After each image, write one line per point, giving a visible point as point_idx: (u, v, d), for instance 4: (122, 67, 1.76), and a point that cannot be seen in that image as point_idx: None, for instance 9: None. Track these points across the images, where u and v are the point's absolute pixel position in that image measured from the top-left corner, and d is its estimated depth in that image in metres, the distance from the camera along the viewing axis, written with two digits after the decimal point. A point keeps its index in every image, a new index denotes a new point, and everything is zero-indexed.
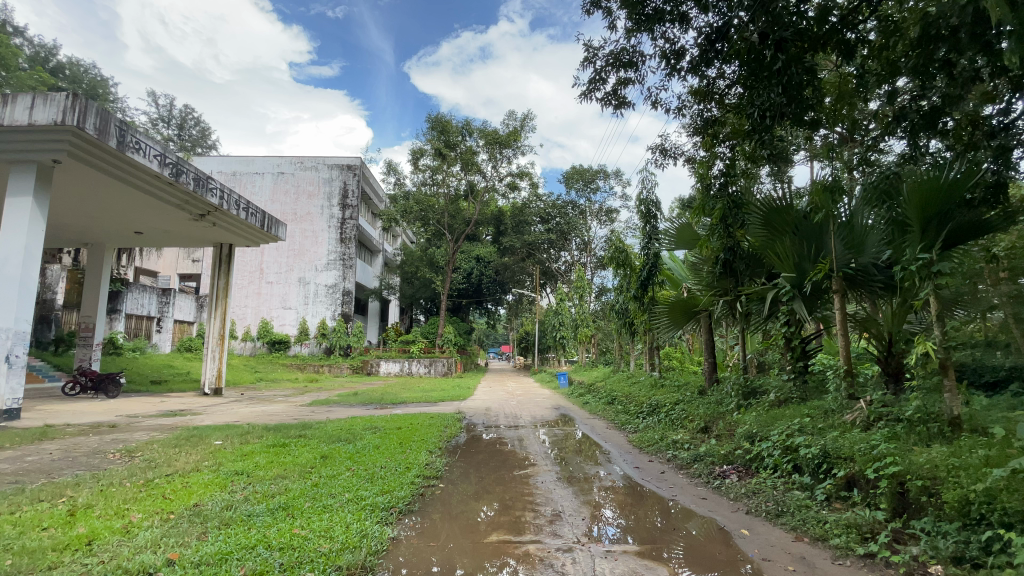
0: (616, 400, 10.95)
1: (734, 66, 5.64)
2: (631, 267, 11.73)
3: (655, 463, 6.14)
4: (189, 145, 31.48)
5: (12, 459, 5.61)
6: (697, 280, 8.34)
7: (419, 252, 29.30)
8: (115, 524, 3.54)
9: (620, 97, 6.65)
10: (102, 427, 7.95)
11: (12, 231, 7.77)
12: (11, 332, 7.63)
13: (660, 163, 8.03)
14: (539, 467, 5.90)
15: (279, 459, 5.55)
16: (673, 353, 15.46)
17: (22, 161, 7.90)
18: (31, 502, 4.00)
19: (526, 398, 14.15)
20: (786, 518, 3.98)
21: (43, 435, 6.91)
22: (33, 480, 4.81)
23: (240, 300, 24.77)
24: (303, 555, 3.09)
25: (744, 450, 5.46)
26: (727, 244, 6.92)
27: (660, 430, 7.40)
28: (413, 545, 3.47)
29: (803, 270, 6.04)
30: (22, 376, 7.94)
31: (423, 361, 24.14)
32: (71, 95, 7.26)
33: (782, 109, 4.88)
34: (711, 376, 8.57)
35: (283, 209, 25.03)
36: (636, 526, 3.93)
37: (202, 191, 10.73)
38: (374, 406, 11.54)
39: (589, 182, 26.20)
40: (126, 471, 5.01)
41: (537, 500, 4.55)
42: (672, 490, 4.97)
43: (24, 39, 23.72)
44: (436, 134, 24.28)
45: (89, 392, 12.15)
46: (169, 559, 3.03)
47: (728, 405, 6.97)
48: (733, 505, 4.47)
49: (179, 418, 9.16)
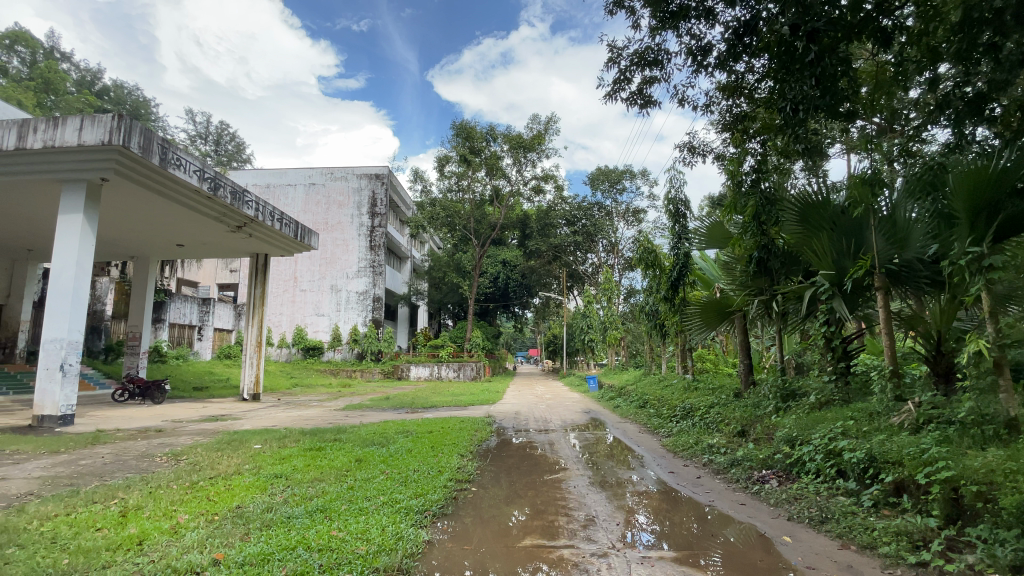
0: (647, 404, 10.80)
1: (764, 59, 5.54)
2: (660, 267, 11.53)
3: (691, 467, 6.01)
4: (225, 159, 32.77)
5: (67, 463, 5.92)
6: (729, 280, 8.03)
7: (446, 257, 29.69)
8: (163, 525, 3.69)
9: (646, 97, 6.58)
10: (150, 431, 8.29)
11: (65, 247, 8.25)
12: (65, 342, 8.08)
13: (689, 162, 7.90)
14: (570, 471, 5.84)
15: (315, 463, 5.68)
16: (707, 354, 15.15)
17: (73, 179, 8.38)
18: (86, 503, 4.23)
19: (557, 402, 14.07)
20: (830, 526, 3.83)
21: (95, 439, 7.28)
22: (88, 483, 5.05)
23: (276, 308, 25.49)
24: (342, 556, 3.15)
25: (784, 454, 5.28)
26: (761, 242, 6.70)
27: (694, 434, 7.24)
28: (448, 548, 3.49)
29: (842, 267, 5.76)
30: (75, 384, 8.39)
31: (452, 365, 24.44)
32: (116, 116, 7.65)
33: (816, 102, 4.78)
34: (747, 378, 8.35)
35: (315, 219, 25.73)
36: (672, 532, 3.85)
37: (238, 204, 11.11)
38: (404, 411, 11.68)
39: (614, 183, 25.93)
40: (173, 474, 5.23)
41: (571, 505, 4.50)
42: (709, 495, 4.86)
43: (71, 65, 25.20)
44: (460, 141, 24.53)
45: (137, 399, 12.73)
46: (215, 559, 3.13)
47: (765, 409, 6.77)
48: (773, 511, 4.33)
49: (222, 422, 9.52)
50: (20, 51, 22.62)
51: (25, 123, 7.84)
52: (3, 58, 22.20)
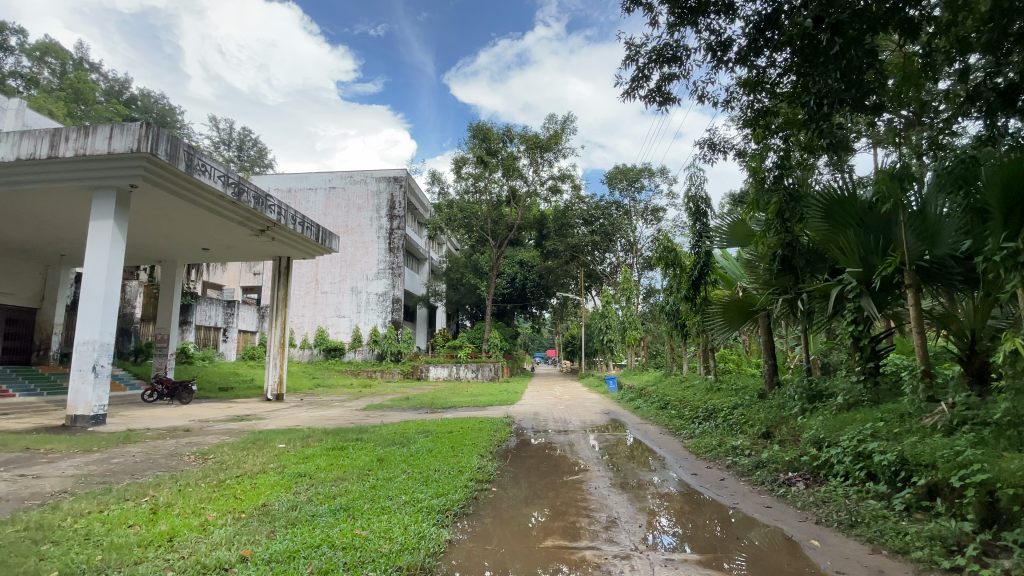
0: (669, 404, 10.68)
1: (786, 53, 5.48)
2: (681, 266, 11.40)
3: (714, 469, 5.91)
4: (248, 164, 33.49)
5: (100, 461, 6.12)
6: (753, 278, 7.85)
7: (463, 259, 29.87)
8: (192, 522, 3.78)
9: (665, 94, 6.51)
10: (178, 431, 8.51)
11: (97, 252, 8.54)
12: (97, 344, 8.35)
13: (710, 159, 7.79)
14: (591, 472, 5.81)
15: (338, 462, 5.77)
16: (729, 354, 14.91)
17: (104, 186, 8.66)
18: (118, 501, 4.36)
19: (576, 403, 14.02)
20: (860, 529, 3.73)
21: (126, 439, 7.50)
22: (120, 481, 5.21)
23: (298, 310, 25.92)
24: (366, 555, 3.19)
25: (811, 456, 5.16)
26: (785, 240, 6.51)
27: (718, 436, 7.13)
28: (469, 549, 3.50)
29: (870, 264, 5.62)
30: (106, 385, 8.67)
31: (470, 366, 24.57)
32: (144, 124, 7.89)
33: (841, 96, 4.69)
34: (771, 379, 8.20)
35: (335, 222, 26.11)
36: (694, 535, 3.79)
37: (261, 208, 11.35)
38: (424, 411, 11.78)
39: (633, 181, 25.70)
40: (201, 472, 5.35)
41: (591, 507, 4.47)
42: (733, 497, 4.78)
43: (100, 75, 26.05)
44: (477, 143, 24.59)
45: (166, 399, 13.09)
46: (242, 555, 3.19)
47: (790, 410, 6.64)
48: (800, 514, 4.23)
49: (247, 422, 9.72)
50: (51, 63, 23.43)
51: (57, 133, 8.11)
52: (35, 70, 23.03)
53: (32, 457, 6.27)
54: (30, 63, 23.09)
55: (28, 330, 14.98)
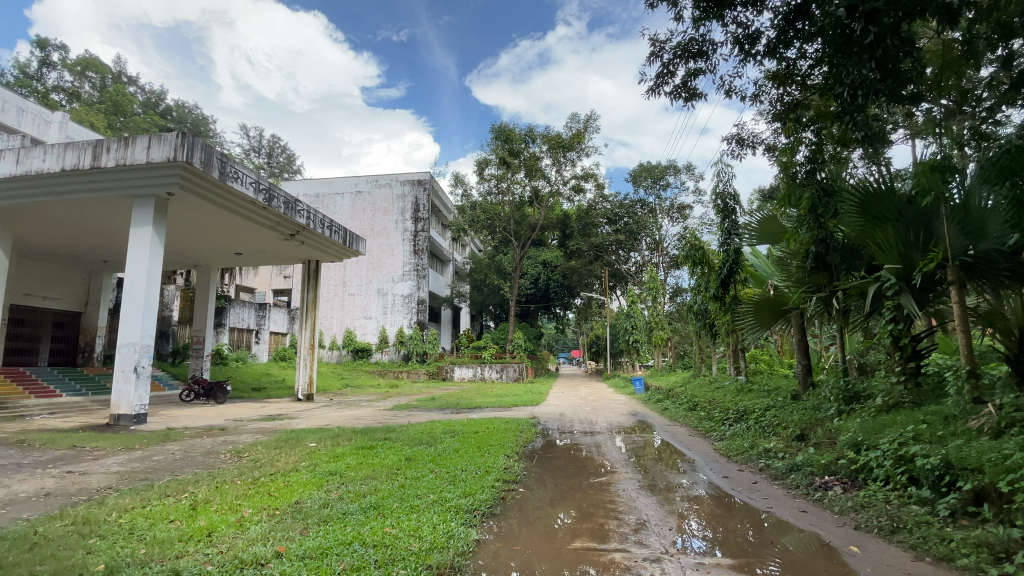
0: (697, 406, 10.50)
1: (817, 44, 5.36)
2: (709, 265, 11.20)
3: (746, 472, 5.78)
4: (277, 170, 34.43)
5: (143, 458, 6.39)
6: (784, 277, 7.62)
7: (486, 260, 30.01)
8: (229, 519, 3.91)
9: (690, 89, 6.41)
10: (214, 430, 8.80)
11: (137, 258, 8.91)
12: (139, 346, 8.71)
13: (738, 154, 7.62)
14: (618, 474, 5.75)
15: (367, 461, 5.89)
16: (760, 355, 14.56)
17: (142, 195, 9.03)
18: (160, 496, 4.53)
19: (602, 404, 13.90)
20: (902, 536, 3.59)
21: (166, 437, 7.80)
22: (161, 477, 5.43)
23: (327, 312, 26.49)
24: (396, 553, 3.23)
25: (849, 460, 4.99)
26: (818, 236, 6.11)
27: (749, 438, 6.97)
28: (497, 548, 3.52)
29: (910, 260, 5.41)
30: (147, 385, 9.03)
31: (495, 366, 24.64)
32: (180, 134, 8.22)
33: (877, 86, 4.56)
34: (805, 380, 7.96)
35: (361, 225, 26.59)
36: (726, 539, 3.71)
37: (291, 213, 11.65)
38: (450, 411, 11.88)
39: (658, 179, 25.34)
40: (237, 470, 5.52)
41: (620, 509, 4.44)
42: (766, 501, 4.66)
43: (138, 88, 27.18)
44: (499, 143, 24.66)
45: (202, 399, 13.56)
46: (278, 551, 3.28)
47: (827, 411, 6.43)
48: (838, 519, 4.10)
49: (280, 421, 9.98)
50: (91, 77, 24.58)
51: (98, 144, 8.49)
52: (76, 84, 24.22)
53: (79, 454, 6.58)
54: (73, 78, 24.27)
55: (74, 333, 15.77)
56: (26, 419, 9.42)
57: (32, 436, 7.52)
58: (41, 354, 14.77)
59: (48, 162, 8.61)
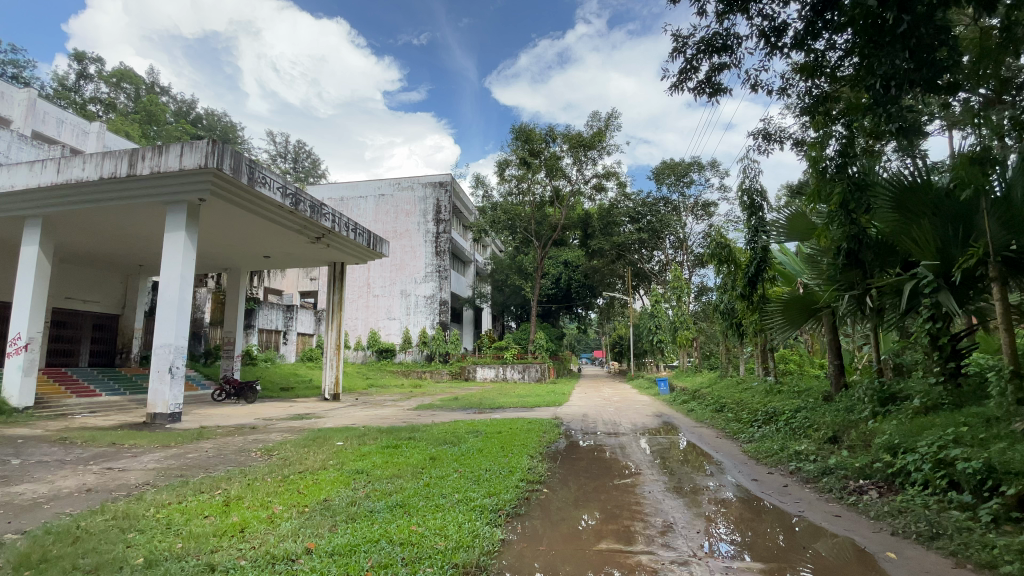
0: (725, 407, 10.30)
1: (847, 35, 5.24)
2: (735, 263, 10.98)
3: (776, 475, 5.64)
4: (303, 175, 35.18)
5: (178, 456, 6.61)
6: (815, 274, 7.41)
7: (508, 260, 30.07)
8: (261, 515, 4.01)
9: (715, 85, 6.30)
10: (245, 428, 9.04)
11: (171, 262, 9.23)
12: (173, 347, 9.01)
13: (765, 149, 7.46)
14: (643, 476, 5.69)
15: (393, 460, 5.95)
16: (790, 355, 14.18)
17: (175, 201, 9.34)
18: (195, 493, 4.69)
19: (625, 405, 13.72)
20: (941, 542, 3.45)
21: (200, 435, 8.04)
22: (196, 474, 5.61)
23: (352, 313, 26.95)
24: (423, 551, 3.27)
25: (885, 463, 4.82)
26: (851, 233, 5.94)
27: (779, 440, 6.80)
28: (521, 549, 3.52)
29: (950, 256, 5.23)
30: (181, 385, 9.34)
31: (517, 366, 24.62)
32: (210, 141, 8.47)
33: (910, 77, 4.50)
34: (838, 381, 7.73)
35: (384, 227, 26.96)
36: (755, 544, 3.62)
37: (317, 216, 11.90)
38: (473, 411, 11.92)
39: (681, 176, 24.95)
40: (267, 468, 5.66)
41: (646, 510, 4.38)
42: (798, 505, 4.54)
43: (170, 98, 28.13)
44: (520, 144, 24.67)
45: (233, 398, 13.96)
46: (308, 548, 3.36)
47: (861, 414, 6.22)
48: (874, 525, 3.96)
49: (307, 420, 10.18)
50: (126, 88, 25.58)
51: (134, 153, 8.82)
52: (113, 95, 25.26)
53: (118, 451, 6.85)
54: (109, 90, 25.29)
55: (112, 335, 16.42)
56: (69, 418, 9.85)
57: (75, 434, 7.86)
58: (82, 355, 15.44)
59: (87, 171, 8.99)
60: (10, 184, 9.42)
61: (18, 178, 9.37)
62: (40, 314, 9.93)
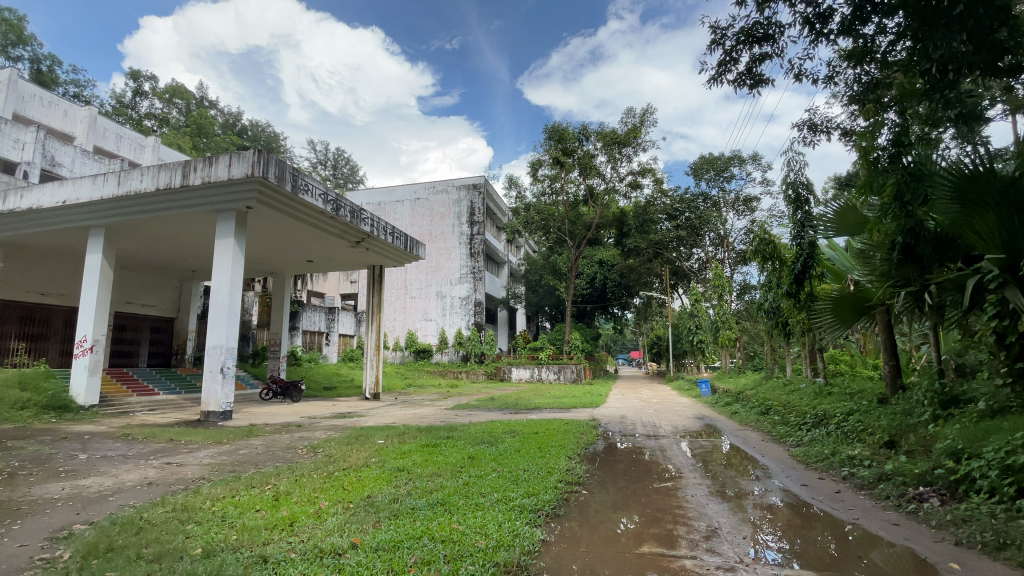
0: (770, 410, 9.95)
1: (899, 17, 5.06)
2: (781, 260, 10.58)
3: (827, 481, 5.40)
4: (342, 181, 36.28)
5: (231, 452, 6.94)
6: (867, 270, 7.02)
7: (542, 260, 30.06)
8: (308, 510, 4.16)
9: (756, 76, 6.10)
10: (292, 427, 9.38)
11: (221, 267, 9.71)
12: (224, 348, 9.46)
13: (811, 141, 7.17)
14: (685, 479, 5.54)
15: (433, 458, 6.03)
16: (841, 356, 13.56)
17: (225, 209, 9.83)
18: (247, 487, 4.91)
19: (665, 407, 13.44)
20: (1010, 553, 3.22)
21: (249, 433, 8.41)
22: (247, 470, 5.88)
23: (390, 315, 27.54)
24: (464, 549, 3.31)
25: (947, 470, 4.53)
26: (907, 225, 5.50)
27: (831, 444, 6.50)
28: (561, 550, 3.52)
29: (1016, 248, 4.84)
30: (232, 384, 9.79)
31: (552, 367, 24.57)
32: (256, 151, 8.86)
33: (969, 59, 4.37)
34: (893, 382, 7.36)
35: (421, 230, 27.44)
36: (805, 552, 3.49)
37: (357, 221, 12.25)
38: (510, 412, 11.95)
39: (721, 171, 24.26)
40: (314, 464, 5.87)
41: (689, 515, 4.28)
42: (852, 512, 4.33)
43: (218, 111, 29.59)
44: (553, 143, 24.57)
45: (279, 398, 14.54)
46: (353, 542, 3.46)
47: (920, 417, 5.89)
48: (935, 534, 3.73)
49: (349, 419, 10.45)
50: (177, 103, 27.06)
51: (187, 164, 9.32)
52: (166, 110, 26.78)
53: (176, 447, 7.25)
54: (162, 105, 26.84)
55: (168, 337, 17.40)
56: (131, 416, 10.49)
57: (137, 430, 8.38)
58: (141, 355, 16.44)
59: (144, 182, 9.56)
60: (76, 197, 10.12)
61: (83, 191, 10.06)
62: (104, 318, 10.61)
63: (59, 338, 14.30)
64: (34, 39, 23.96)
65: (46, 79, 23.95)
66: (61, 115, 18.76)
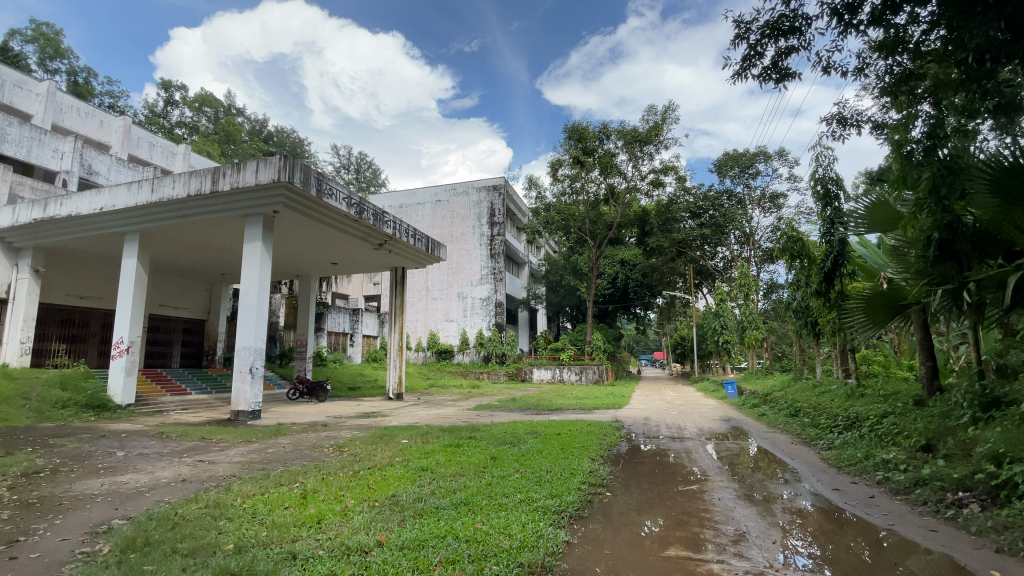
0: (799, 412, 9.71)
1: (933, 6, 4.90)
2: (809, 257, 10.33)
3: (860, 485, 5.24)
4: (365, 185, 36.82)
5: (260, 450, 7.13)
6: (901, 268, 6.79)
7: (562, 260, 29.96)
8: (335, 508, 4.24)
9: (782, 70, 5.97)
10: (318, 426, 9.58)
11: (250, 270, 9.98)
12: (253, 349, 9.72)
13: (840, 135, 6.97)
14: (710, 482, 5.45)
15: (456, 458, 6.08)
16: (873, 356, 13.14)
17: (253, 214, 10.09)
18: (276, 485, 5.03)
19: (690, 409, 13.23)
20: None
21: (277, 432, 8.62)
22: (276, 468, 6.03)
23: (412, 316, 27.82)
24: (488, 549, 3.33)
25: (988, 474, 4.35)
26: (943, 221, 5.23)
27: (864, 448, 6.30)
28: (585, 551, 3.51)
29: None
30: (260, 384, 10.06)
31: (574, 368, 24.47)
32: (283, 157, 9.07)
33: (1008, 47, 4.23)
34: (930, 384, 7.11)
35: (442, 232, 27.67)
36: (837, 558, 3.39)
37: (380, 223, 12.44)
38: (531, 413, 11.93)
39: (746, 167, 23.77)
40: (339, 463, 5.97)
41: (716, 518, 4.21)
42: (887, 517, 4.19)
43: (245, 118, 30.37)
44: (573, 143, 24.46)
45: (306, 397, 14.83)
46: (379, 541, 3.50)
47: (959, 420, 5.67)
48: (976, 541, 3.58)
49: (373, 419, 10.61)
50: (206, 111, 27.88)
51: (217, 171, 9.60)
52: (196, 118, 27.63)
53: (208, 445, 7.48)
54: (192, 113, 27.69)
55: (199, 338, 17.93)
56: (165, 415, 10.85)
57: (171, 428, 8.66)
58: (174, 356, 17.00)
59: (177, 189, 9.89)
60: (112, 203, 10.52)
61: (119, 198, 10.45)
62: (139, 320, 10.99)
63: (97, 339, 14.90)
64: (71, 52, 25.00)
65: (83, 91, 24.96)
66: (98, 125, 19.55)
